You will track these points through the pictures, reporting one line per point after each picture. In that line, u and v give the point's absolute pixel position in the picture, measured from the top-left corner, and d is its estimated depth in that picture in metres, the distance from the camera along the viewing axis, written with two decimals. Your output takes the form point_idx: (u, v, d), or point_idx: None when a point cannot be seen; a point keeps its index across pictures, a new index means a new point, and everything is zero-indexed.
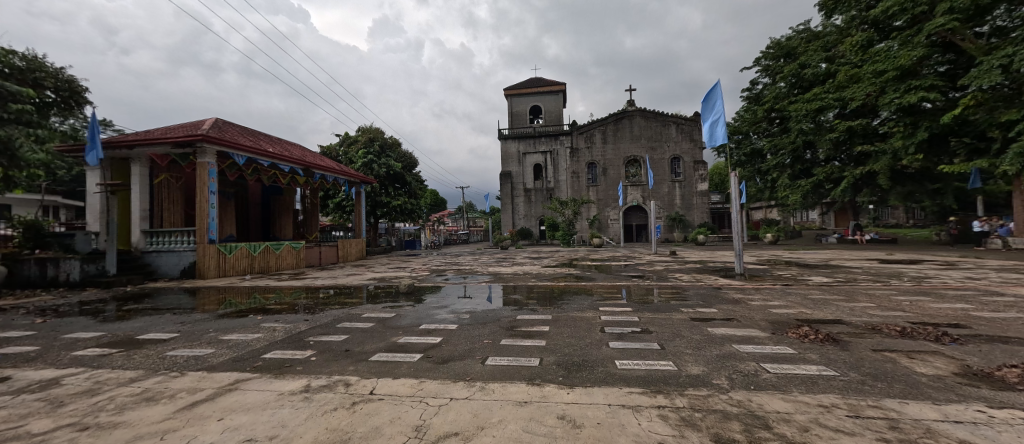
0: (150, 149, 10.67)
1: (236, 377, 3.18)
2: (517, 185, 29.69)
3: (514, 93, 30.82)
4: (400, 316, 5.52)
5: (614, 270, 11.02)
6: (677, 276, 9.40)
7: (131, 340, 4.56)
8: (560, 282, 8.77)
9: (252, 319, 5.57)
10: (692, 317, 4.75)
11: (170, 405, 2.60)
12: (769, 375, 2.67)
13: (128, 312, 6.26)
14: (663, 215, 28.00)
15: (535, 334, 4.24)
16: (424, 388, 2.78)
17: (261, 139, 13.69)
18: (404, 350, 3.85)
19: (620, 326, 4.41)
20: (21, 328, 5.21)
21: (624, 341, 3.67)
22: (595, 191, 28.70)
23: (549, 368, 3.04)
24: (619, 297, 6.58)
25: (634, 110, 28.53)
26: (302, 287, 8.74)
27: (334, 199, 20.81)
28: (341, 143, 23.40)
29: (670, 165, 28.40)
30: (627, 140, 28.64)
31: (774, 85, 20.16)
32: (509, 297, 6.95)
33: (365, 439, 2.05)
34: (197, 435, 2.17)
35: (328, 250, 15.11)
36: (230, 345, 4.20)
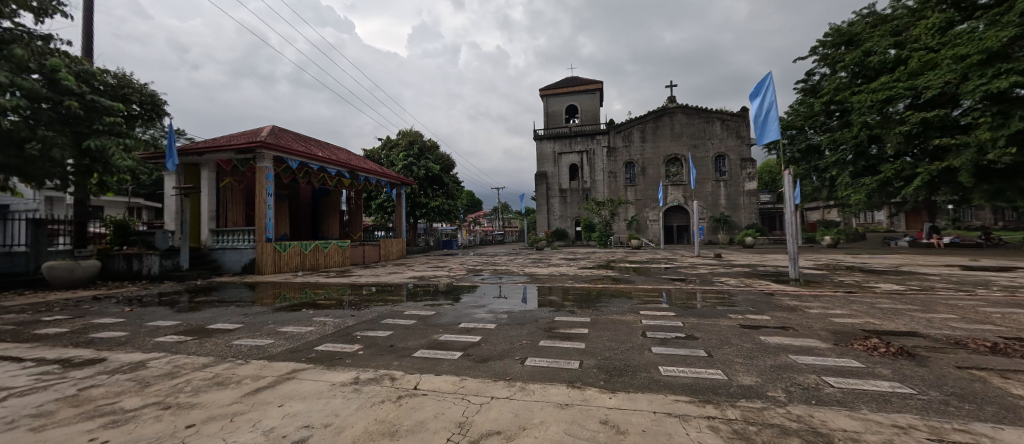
0: (217, 156, 11.68)
1: (293, 367, 3.42)
2: (552, 186, 29.50)
3: (550, 93, 30.67)
4: (440, 315, 5.66)
5: (653, 273, 10.67)
6: (722, 279, 8.95)
7: (202, 328, 5.04)
8: (597, 284, 8.60)
9: (304, 313, 5.96)
10: (741, 324, 4.50)
11: (236, 390, 2.83)
12: (832, 390, 2.48)
13: (198, 304, 6.90)
14: (706, 216, 26.74)
15: (574, 336, 4.19)
16: (465, 385, 2.84)
17: (312, 144, 14.56)
18: (445, 348, 3.94)
19: (664, 330, 4.25)
20: (113, 316, 5.90)
21: (668, 347, 3.55)
22: (633, 191, 27.92)
23: (589, 371, 2.99)
24: (659, 301, 6.36)
25: (676, 107, 27.49)
26: (348, 284, 9.19)
27: (377, 200, 21.77)
28: (383, 147, 24.41)
29: (715, 163, 27.07)
30: (668, 138, 27.63)
31: (834, 75, 18.63)
32: (545, 298, 6.92)
33: (411, 432, 2.12)
34: (261, 419, 2.35)
35: (371, 249, 15.80)
36: (286, 337, 4.50)
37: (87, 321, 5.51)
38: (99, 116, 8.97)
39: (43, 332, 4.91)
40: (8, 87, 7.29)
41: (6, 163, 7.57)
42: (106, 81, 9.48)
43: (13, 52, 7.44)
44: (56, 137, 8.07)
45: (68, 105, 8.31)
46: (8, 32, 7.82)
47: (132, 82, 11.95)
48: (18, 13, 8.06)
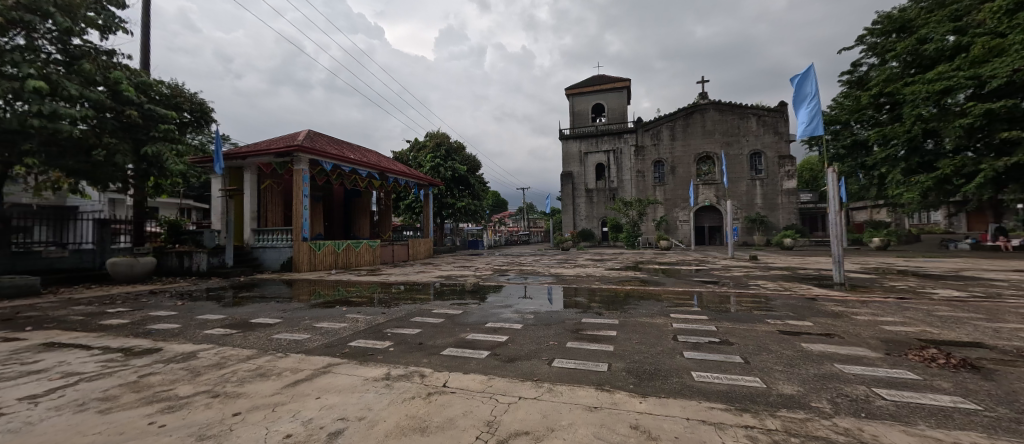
0: (258, 159, 12.32)
1: (328, 361, 3.56)
2: (578, 186, 29.17)
3: (576, 92, 30.36)
4: (467, 314, 5.73)
5: (683, 275, 10.34)
6: (758, 283, 8.54)
7: (246, 322, 5.34)
8: (625, 286, 8.44)
9: (337, 309, 6.19)
10: (781, 329, 4.28)
11: (278, 382, 2.98)
12: (884, 403, 2.32)
13: (242, 299, 7.32)
14: (741, 216, 25.63)
15: (601, 338, 4.14)
16: (493, 385, 2.86)
17: (344, 147, 15.10)
18: (473, 346, 3.99)
19: (696, 335, 4.11)
20: (167, 309, 6.36)
21: (701, 352, 3.43)
22: (662, 190, 27.18)
23: (618, 374, 2.94)
24: (690, 304, 6.15)
25: (708, 103, 26.57)
26: (378, 283, 9.45)
27: (405, 201, 22.34)
28: (411, 149, 24.95)
29: (750, 161, 25.96)
30: (700, 135, 26.72)
31: (884, 65, 17.41)
32: (572, 299, 6.86)
33: (441, 429, 2.16)
34: (301, 409, 2.46)
35: (400, 249, 16.21)
36: (321, 333, 4.70)
37: (146, 314, 5.97)
38: (156, 124, 9.66)
39: (108, 323, 5.37)
40: (78, 99, 7.99)
41: (77, 168, 8.33)
42: (162, 91, 10.19)
43: (82, 67, 8.16)
44: (119, 143, 8.74)
45: (129, 114, 9.00)
46: (78, 49, 8.57)
47: (183, 92, 12.79)
48: (87, 31, 8.82)
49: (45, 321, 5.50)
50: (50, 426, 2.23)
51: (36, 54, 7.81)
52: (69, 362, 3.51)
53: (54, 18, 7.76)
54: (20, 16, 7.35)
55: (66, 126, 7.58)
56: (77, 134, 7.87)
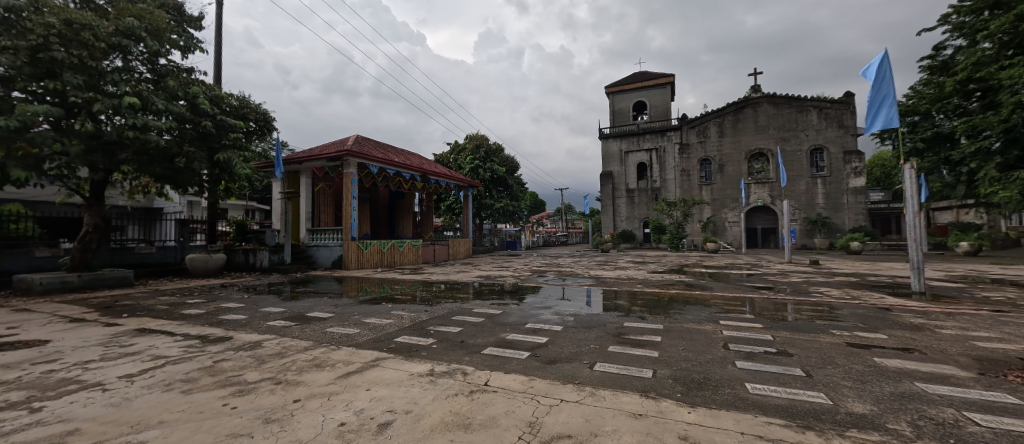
0: (312, 164, 13.18)
1: (376, 355, 3.74)
2: (618, 186, 28.39)
3: (616, 90, 29.56)
4: (507, 314, 5.78)
5: (732, 280, 9.74)
6: (820, 290, 7.89)
7: (303, 315, 5.74)
8: (668, 289, 8.13)
9: (383, 306, 6.49)
10: (848, 341, 3.93)
11: (332, 372, 3.18)
12: (978, 429, 2.05)
13: (298, 294, 7.87)
14: (800, 218, 23.74)
15: (645, 343, 4.01)
16: (534, 386, 2.86)
17: (389, 151, 15.75)
18: (513, 347, 4.02)
19: (749, 344, 3.87)
20: (235, 301, 6.97)
21: (755, 362, 3.22)
22: (709, 190, 25.84)
23: (664, 381, 2.83)
24: (741, 311, 5.78)
25: (761, 96, 24.91)
26: (421, 281, 9.79)
27: (446, 202, 22.95)
28: (451, 151, 25.45)
29: (810, 158, 24.03)
30: (752, 131, 25.13)
31: (974, 47, 15.41)
32: (612, 302, 6.72)
33: (484, 427, 2.20)
34: (353, 400, 2.60)
35: (441, 249, 16.68)
36: (370, 328, 4.94)
37: (217, 305, 6.59)
38: (227, 133, 10.61)
39: (187, 312, 5.98)
40: (164, 112, 8.97)
41: (162, 174, 9.34)
42: (232, 103, 11.17)
43: (167, 84, 9.14)
44: (196, 151, 9.70)
45: (204, 125, 9.95)
46: (164, 68, 9.63)
47: (249, 104, 13.97)
48: (171, 51, 9.88)
49: (138, 309, 6.24)
50: (144, 403, 2.52)
51: (130, 74, 8.87)
52: (157, 347, 3.95)
53: (145, 41, 8.76)
54: (119, 41, 8.39)
55: (154, 137, 8.53)
56: (162, 143, 8.82)
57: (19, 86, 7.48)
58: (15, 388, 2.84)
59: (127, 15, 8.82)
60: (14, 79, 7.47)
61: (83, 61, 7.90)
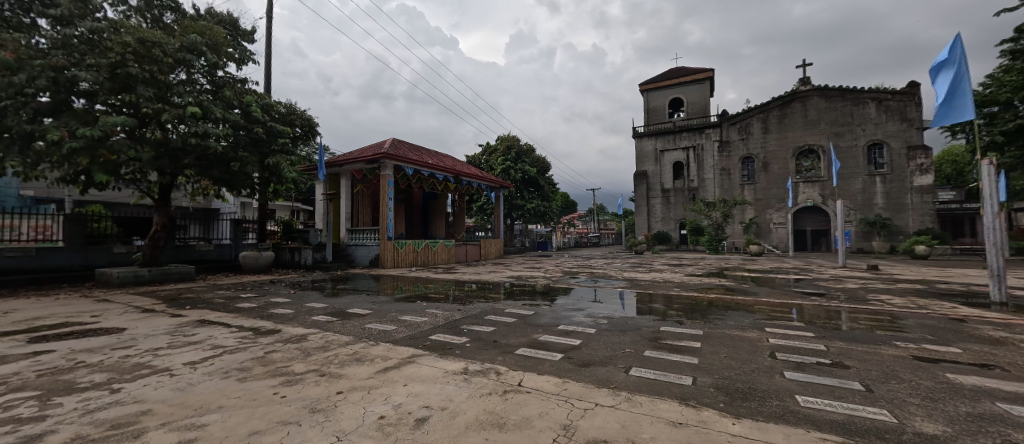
0: (352, 166, 13.77)
1: (413, 351, 3.84)
2: (653, 186, 27.54)
3: (651, 87, 28.71)
4: (539, 315, 5.76)
5: (778, 285, 9.18)
6: (879, 297, 7.27)
7: (344, 311, 6.01)
8: (706, 293, 7.79)
9: (417, 304, 6.67)
10: (914, 355, 3.59)
11: (371, 367, 3.30)
12: None
13: (338, 290, 8.24)
14: (855, 219, 22.01)
15: (683, 349, 3.87)
16: (568, 388, 2.83)
17: (423, 153, 16.16)
18: (546, 348, 4.00)
19: (798, 353, 3.64)
20: (282, 296, 7.41)
21: (807, 374, 3.02)
22: (752, 189, 24.53)
23: (705, 390, 2.72)
24: (788, 318, 5.44)
25: (810, 89, 23.38)
26: (453, 281, 9.95)
27: (477, 202, 23.23)
28: (483, 152, 25.70)
29: (866, 154, 22.25)
30: (800, 127, 23.62)
31: None
32: (646, 305, 6.54)
33: (518, 427, 2.20)
34: (391, 394, 2.69)
35: (473, 249, 16.93)
36: (406, 325, 5.10)
37: (267, 300, 7.03)
38: (276, 139, 11.24)
39: (240, 306, 6.42)
40: (221, 120, 9.68)
41: (219, 177, 10.05)
42: (281, 110, 11.84)
43: (224, 94, 9.89)
44: (249, 156, 10.37)
45: (256, 131, 10.63)
46: (222, 79, 10.40)
47: (296, 110, 14.80)
48: (228, 63, 10.66)
49: (198, 302, 6.77)
50: (206, 388, 2.73)
51: (193, 86, 9.65)
52: (215, 337, 4.27)
53: (206, 55, 9.50)
54: (183, 56, 9.16)
55: (212, 143, 9.21)
56: (220, 149, 9.50)
57: (101, 99, 8.33)
58: (98, 370, 3.17)
59: (191, 33, 9.64)
60: (97, 93, 8.33)
61: (153, 75, 8.69)
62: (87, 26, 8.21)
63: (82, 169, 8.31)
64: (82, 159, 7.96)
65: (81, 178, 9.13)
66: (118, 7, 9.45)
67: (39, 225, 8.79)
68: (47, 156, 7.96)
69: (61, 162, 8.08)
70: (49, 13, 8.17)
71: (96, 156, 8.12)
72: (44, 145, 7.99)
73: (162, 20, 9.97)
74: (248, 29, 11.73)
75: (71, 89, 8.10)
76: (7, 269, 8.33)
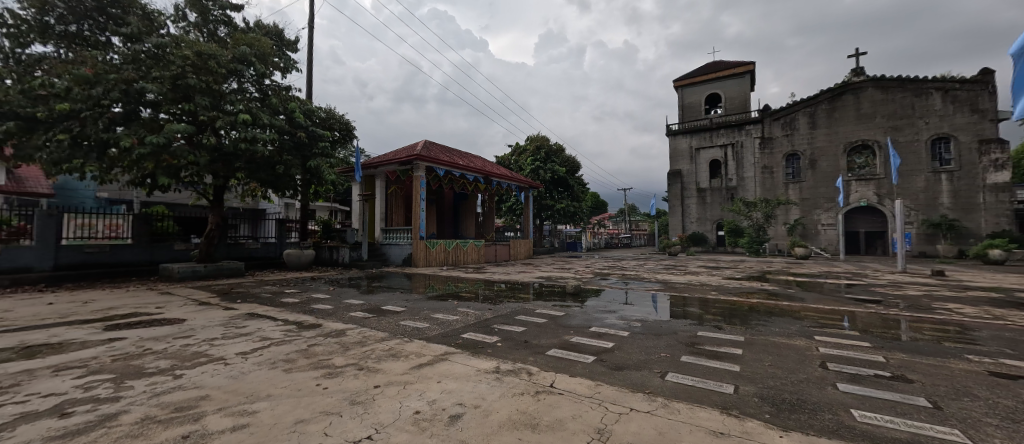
0: (387, 168, 14.20)
1: (445, 349, 3.91)
2: (688, 185, 26.56)
3: (685, 83, 27.71)
4: (570, 316, 5.70)
5: (827, 290, 8.59)
6: (946, 305, 6.63)
7: (379, 308, 6.22)
8: (746, 298, 7.41)
9: (449, 302, 6.79)
10: (990, 370, 3.25)
11: (406, 363, 3.39)
12: None
13: (373, 288, 8.53)
14: (917, 220, 20.24)
15: (723, 355, 3.70)
16: (601, 391, 2.78)
17: (454, 154, 16.41)
18: (578, 350, 3.95)
19: (853, 364, 3.39)
20: (322, 292, 7.78)
21: (864, 387, 2.79)
22: (797, 188, 23.16)
23: (748, 399, 2.59)
24: (840, 326, 5.06)
25: (864, 80, 21.72)
26: (484, 280, 10.05)
27: (507, 203, 23.36)
28: (513, 152, 25.74)
29: (930, 149, 20.40)
30: (852, 121, 22.02)
31: None
32: (681, 309, 6.32)
33: (551, 428, 2.19)
34: (425, 390, 2.75)
35: (503, 249, 17.05)
36: (438, 323, 5.20)
37: (308, 295, 7.39)
38: (317, 142, 11.77)
39: (284, 300, 6.80)
40: (268, 126, 10.26)
41: (266, 180, 10.65)
42: (321, 115, 12.40)
43: (271, 101, 10.49)
44: (292, 159, 10.94)
45: (299, 136, 11.18)
46: (269, 86, 11.03)
47: (335, 114, 15.46)
48: (274, 72, 11.30)
49: (247, 296, 7.25)
50: (257, 377, 2.91)
51: (243, 94, 10.30)
52: (264, 329, 4.55)
53: (255, 65, 10.11)
54: (235, 66, 9.80)
55: (260, 147, 9.78)
56: (266, 152, 10.06)
57: (164, 108, 9.05)
58: (163, 356, 3.46)
59: (242, 45, 10.30)
60: (160, 103, 9.07)
61: (208, 85, 9.35)
62: (152, 42, 8.97)
63: (149, 173, 9.07)
64: (149, 163, 8.71)
65: (147, 181, 9.97)
66: (179, 24, 10.30)
67: (111, 224, 9.68)
68: (119, 162, 8.76)
69: (130, 167, 8.87)
70: (121, 32, 9.02)
71: (160, 161, 8.83)
72: (117, 152, 8.80)
73: (216, 34, 10.75)
74: (292, 39, 12.39)
75: (140, 100, 8.87)
76: (86, 263, 9.25)
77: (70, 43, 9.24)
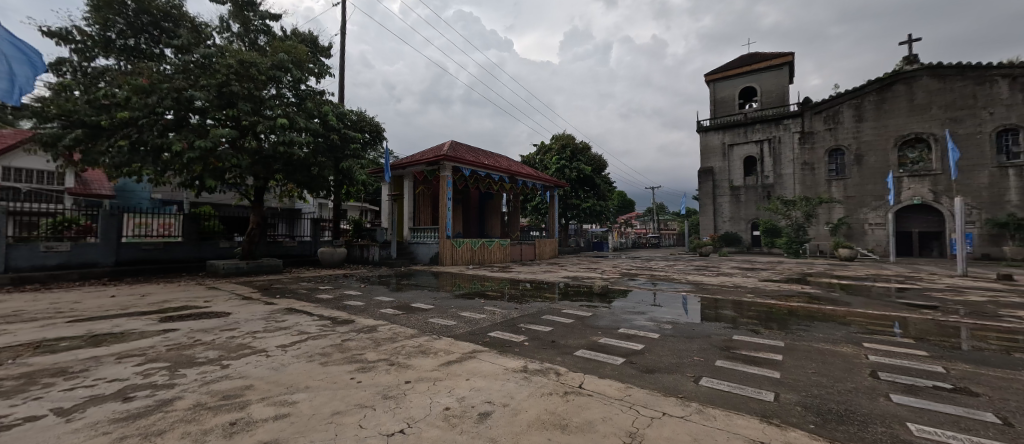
0: (414, 168, 14.47)
1: (473, 347, 3.95)
2: (720, 183, 25.58)
3: (717, 77, 26.70)
4: (598, 316, 5.64)
5: (875, 294, 8.05)
6: (1014, 313, 6.05)
7: (408, 305, 6.36)
8: (784, 301, 7.07)
9: (475, 301, 6.86)
10: None
11: (435, 360, 3.45)
12: None
13: (402, 286, 8.74)
14: (979, 219, 18.60)
15: (762, 360, 3.54)
16: (632, 394, 2.73)
17: (480, 154, 16.56)
18: (606, 351, 3.88)
19: (908, 374, 3.15)
20: (354, 289, 8.04)
21: (921, 399, 2.60)
22: (840, 186, 21.83)
23: (790, 408, 2.46)
24: (890, 333, 4.72)
25: (918, 68, 20.15)
26: (509, 279, 10.07)
27: (532, 202, 23.36)
28: (538, 152, 25.67)
29: (995, 142, 18.67)
30: (904, 113, 20.50)
31: None
32: (714, 311, 6.10)
33: (581, 429, 2.17)
34: (454, 387, 2.79)
35: (528, 248, 17.06)
36: (465, 321, 5.26)
37: (341, 292, 7.67)
38: (349, 144, 12.16)
39: (319, 296, 7.10)
40: (304, 129, 10.70)
41: (302, 181, 11.11)
42: (353, 118, 12.82)
43: (306, 105, 10.93)
44: (326, 161, 11.34)
45: (332, 138, 11.60)
46: (305, 91, 11.49)
47: (366, 117, 15.93)
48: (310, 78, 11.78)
49: (285, 292, 7.61)
50: (295, 369, 3.05)
51: (281, 99, 10.79)
52: (302, 323, 4.76)
53: (292, 71, 10.56)
54: (274, 73, 10.28)
55: (296, 150, 10.20)
56: (302, 155, 10.48)
57: (210, 115, 9.62)
58: (212, 347, 3.69)
59: (280, 52, 10.79)
60: (207, 109, 9.63)
61: (250, 91, 9.87)
62: (201, 52, 9.56)
63: (196, 174, 9.65)
64: (198, 167, 9.29)
65: (195, 183, 10.62)
66: (224, 34, 10.93)
67: (163, 222, 10.39)
68: (171, 165, 9.39)
69: (181, 169, 9.49)
70: (173, 44, 9.68)
71: (207, 164, 9.40)
72: (169, 156, 9.43)
73: (257, 43, 11.32)
74: (325, 45, 12.87)
75: (189, 106, 9.46)
76: (142, 259, 9.99)
77: (128, 56, 10.00)
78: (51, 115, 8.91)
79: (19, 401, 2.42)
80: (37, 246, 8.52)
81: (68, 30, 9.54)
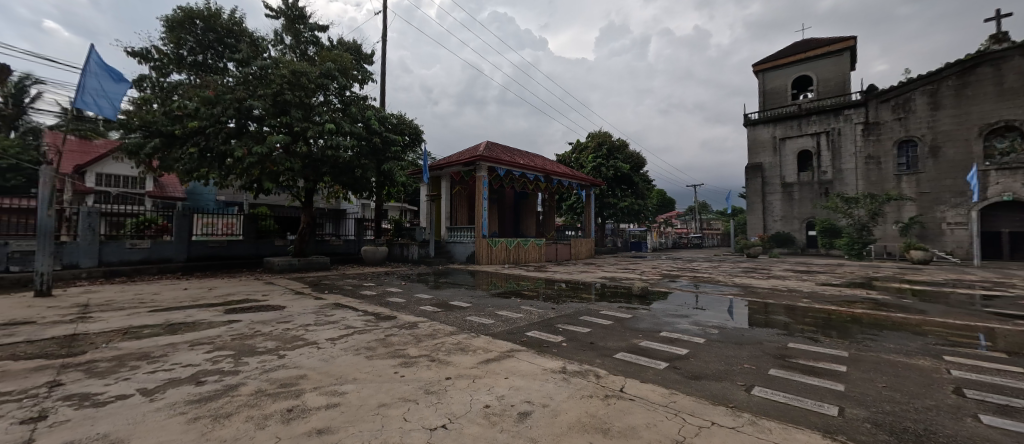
0: (451, 169, 14.73)
1: (511, 346, 3.97)
2: (771, 180, 23.96)
3: (767, 67, 25.05)
4: (637, 319, 5.47)
5: (956, 301, 7.19)
6: None
7: (447, 303, 6.49)
8: (844, 307, 6.49)
9: (511, 300, 6.88)
10: None
11: (474, 357, 3.49)
12: None
13: (440, 284, 8.94)
14: None
15: (822, 371, 3.27)
16: (677, 401, 2.62)
17: (515, 154, 16.57)
18: (648, 355, 3.75)
19: (999, 393, 2.79)
20: (394, 287, 8.32)
21: (1018, 421, 2.30)
22: (912, 181, 19.81)
23: (859, 425, 2.25)
24: (974, 345, 4.21)
25: (1009, 48, 17.82)
26: (545, 279, 10.00)
27: (567, 201, 23.08)
28: (573, 150, 25.30)
29: None
30: (991, 99, 18.22)
31: None
32: (764, 316, 5.74)
33: (624, 435, 2.10)
34: (493, 386, 2.81)
35: (564, 248, 16.88)
36: (502, 320, 5.29)
37: (382, 289, 7.97)
38: (390, 147, 12.63)
39: (363, 293, 7.42)
40: (349, 133, 11.22)
41: (347, 183, 11.66)
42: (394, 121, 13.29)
43: (350, 110, 11.45)
44: (369, 163, 11.85)
45: (375, 141, 12.08)
46: (349, 97, 12.03)
47: (406, 120, 16.44)
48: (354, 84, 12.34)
49: (332, 287, 8.01)
50: (343, 361, 3.20)
51: (329, 105, 11.38)
52: (348, 318, 5.00)
53: (338, 79, 11.11)
54: (322, 81, 10.86)
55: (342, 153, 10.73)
56: (347, 157, 11.00)
57: (267, 122, 10.35)
58: (270, 337, 3.97)
59: (328, 61, 11.38)
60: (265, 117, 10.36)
61: (302, 99, 10.49)
62: (259, 64, 10.30)
63: (255, 177, 10.41)
64: (257, 170, 10.02)
65: (254, 186, 11.45)
66: (277, 46, 11.69)
67: (227, 222, 11.31)
68: (233, 169, 10.18)
69: (242, 173, 10.28)
70: (235, 58, 10.48)
71: (265, 168, 10.12)
72: (232, 161, 10.24)
73: (307, 53, 11.99)
74: (368, 53, 13.43)
75: (248, 115, 10.22)
76: (209, 256, 10.89)
77: (195, 70, 10.96)
78: (134, 126, 9.97)
79: (113, 380, 2.73)
80: (125, 244, 9.58)
81: (147, 50, 10.62)
